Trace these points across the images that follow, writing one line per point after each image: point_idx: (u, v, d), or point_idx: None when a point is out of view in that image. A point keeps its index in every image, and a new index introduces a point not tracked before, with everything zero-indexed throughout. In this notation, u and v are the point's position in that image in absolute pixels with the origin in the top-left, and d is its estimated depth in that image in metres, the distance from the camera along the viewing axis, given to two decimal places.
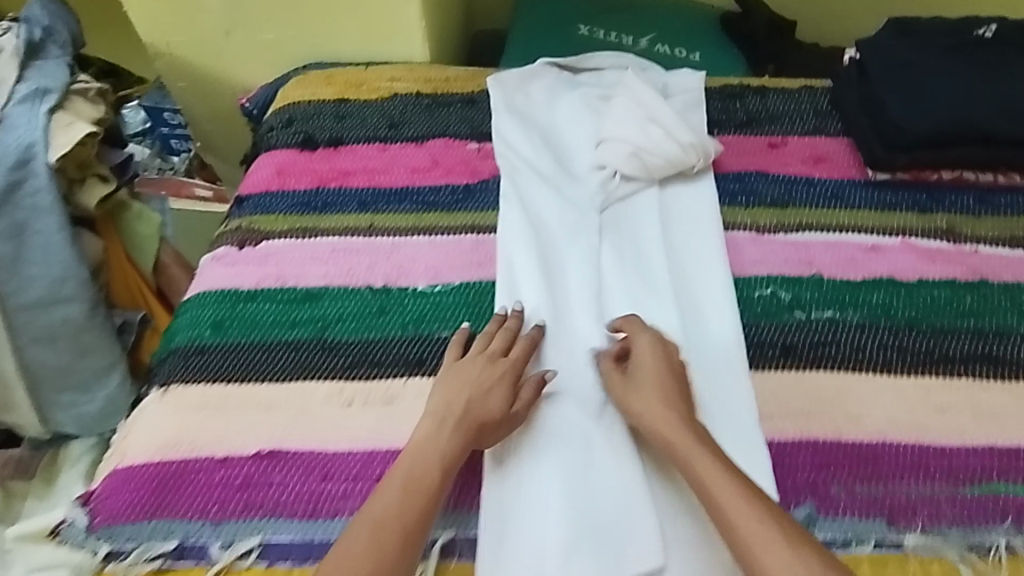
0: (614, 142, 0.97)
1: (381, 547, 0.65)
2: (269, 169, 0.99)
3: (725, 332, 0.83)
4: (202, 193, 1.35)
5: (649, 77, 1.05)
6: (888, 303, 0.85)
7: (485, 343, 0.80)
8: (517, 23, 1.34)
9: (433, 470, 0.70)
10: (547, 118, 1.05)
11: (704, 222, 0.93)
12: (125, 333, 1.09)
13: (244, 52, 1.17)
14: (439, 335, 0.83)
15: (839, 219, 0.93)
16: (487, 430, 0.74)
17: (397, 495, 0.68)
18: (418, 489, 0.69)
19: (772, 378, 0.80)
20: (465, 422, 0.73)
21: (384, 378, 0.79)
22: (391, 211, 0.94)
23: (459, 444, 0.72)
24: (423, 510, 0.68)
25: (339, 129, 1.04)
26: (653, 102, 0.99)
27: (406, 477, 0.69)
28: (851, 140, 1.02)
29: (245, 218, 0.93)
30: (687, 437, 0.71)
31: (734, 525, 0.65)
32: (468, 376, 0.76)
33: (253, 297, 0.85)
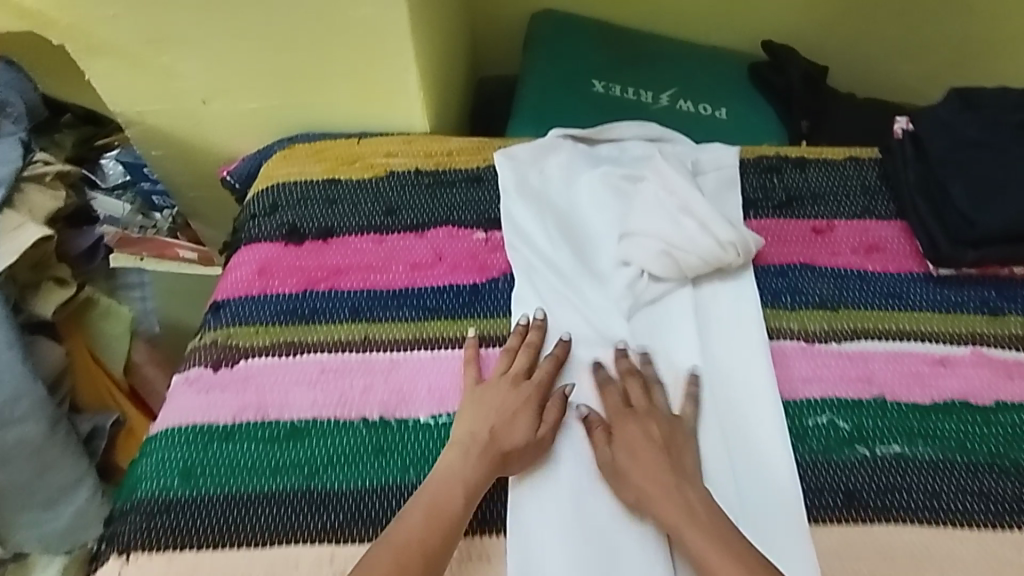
0: (640, 238, 0.86)
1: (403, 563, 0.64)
2: (250, 266, 0.88)
3: (775, 458, 0.73)
4: (188, 254, 1.17)
5: (676, 156, 0.94)
6: (963, 433, 0.74)
7: (507, 364, 0.78)
8: (526, 75, 1.21)
9: (455, 497, 0.68)
10: (564, 204, 0.93)
11: (742, 323, 0.82)
12: (93, 440, 0.97)
13: (224, 122, 1.04)
14: (405, 483, 0.72)
15: (898, 323, 0.82)
16: (515, 455, 0.72)
17: (419, 519, 0.67)
18: (443, 519, 0.67)
19: (838, 534, 0.69)
20: (491, 449, 0.71)
21: (344, 542, 0.68)
22: (387, 320, 0.83)
23: (485, 473, 0.70)
24: (444, 540, 0.66)
25: (329, 217, 0.92)
26: (684, 190, 0.88)
27: (429, 504, 0.68)
28: (907, 224, 0.90)
29: (222, 330, 0.82)
30: (703, 539, 0.65)
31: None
32: (492, 402, 0.75)
33: (230, 436, 0.74)
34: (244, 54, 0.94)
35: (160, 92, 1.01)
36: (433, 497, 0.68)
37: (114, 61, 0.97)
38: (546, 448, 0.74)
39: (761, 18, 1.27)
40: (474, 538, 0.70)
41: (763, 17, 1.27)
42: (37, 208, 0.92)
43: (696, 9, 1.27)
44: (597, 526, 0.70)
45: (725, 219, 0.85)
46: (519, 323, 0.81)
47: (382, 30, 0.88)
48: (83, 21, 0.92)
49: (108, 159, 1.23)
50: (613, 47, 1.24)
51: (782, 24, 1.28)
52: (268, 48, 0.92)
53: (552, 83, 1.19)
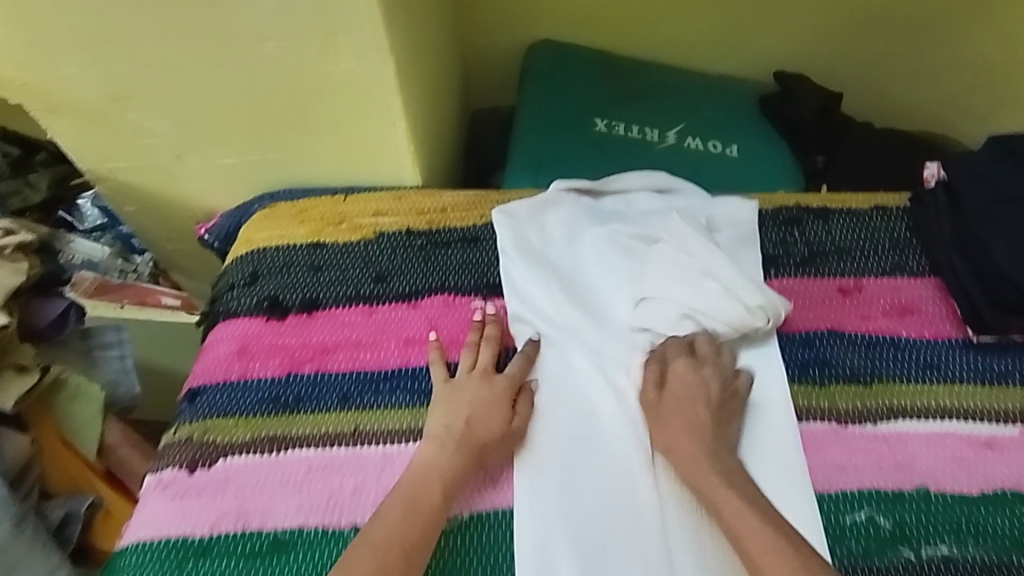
0: (657, 305, 0.79)
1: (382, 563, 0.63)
2: (229, 346, 0.81)
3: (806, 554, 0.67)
4: (169, 301, 1.15)
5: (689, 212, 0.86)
6: (1018, 529, 0.68)
7: (474, 359, 0.78)
8: (523, 112, 1.13)
9: (433, 488, 0.68)
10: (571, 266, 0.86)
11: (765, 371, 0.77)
12: (67, 527, 0.89)
13: (201, 178, 0.97)
14: None
15: (937, 399, 0.75)
16: (490, 446, 0.72)
17: (398, 513, 0.66)
18: (423, 510, 0.67)
19: None
20: (467, 441, 0.71)
21: None
22: (379, 408, 0.76)
23: (460, 463, 0.70)
24: (427, 530, 0.66)
25: (315, 287, 0.85)
26: (705, 253, 0.80)
27: (407, 497, 0.67)
28: (941, 282, 0.83)
29: (199, 423, 0.75)
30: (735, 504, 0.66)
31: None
32: (463, 396, 0.74)
33: (206, 551, 0.67)
34: (217, 112, 0.86)
35: (130, 150, 0.93)
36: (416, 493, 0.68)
37: (77, 119, 0.90)
38: (517, 441, 0.74)
39: (770, 46, 1.19)
40: None
41: (773, 46, 1.19)
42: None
43: (701, 37, 1.19)
44: None
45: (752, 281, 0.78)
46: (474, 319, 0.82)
47: (366, 86, 0.81)
48: (41, 78, 0.85)
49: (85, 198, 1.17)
50: (613, 79, 1.16)
51: (793, 53, 1.20)
52: (242, 105, 0.85)
53: (551, 119, 1.12)
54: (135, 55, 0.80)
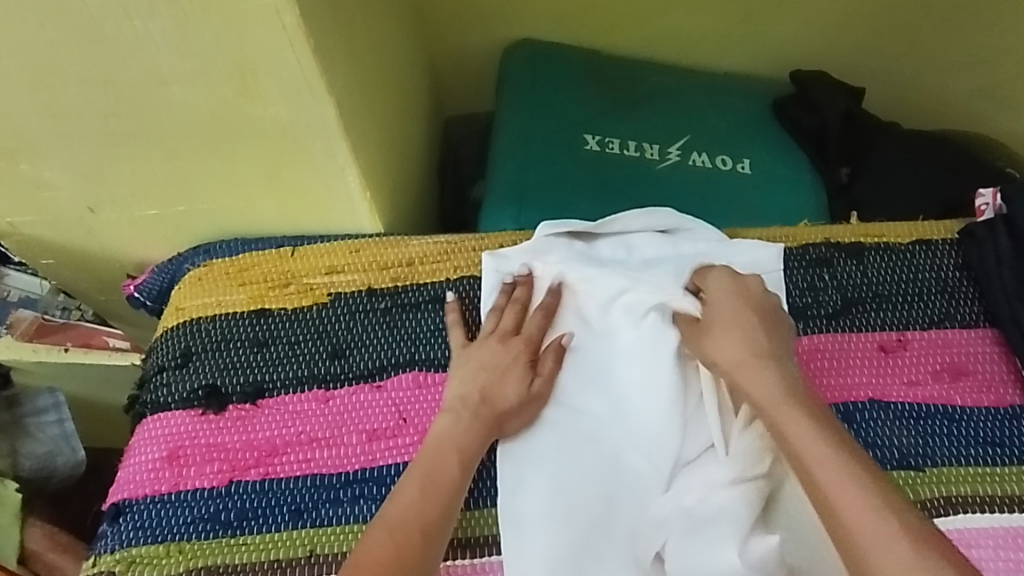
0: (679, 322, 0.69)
1: (401, 546, 0.55)
2: (156, 450, 0.67)
3: None
4: (117, 343, 1.02)
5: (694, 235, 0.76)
6: None
7: (495, 322, 0.71)
8: (501, 124, 0.98)
9: (449, 464, 0.62)
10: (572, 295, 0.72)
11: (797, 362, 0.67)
12: None
13: (124, 231, 0.82)
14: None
15: (1003, 485, 0.64)
16: (509, 416, 0.66)
17: (415, 489, 0.60)
18: (440, 486, 0.60)
19: None
20: (484, 412, 0.65)
21: None
22: (339, 525, 0.63)
23: (482, 434, 0.64)
24: (443, 506, 0.59)
25: (259, 369, 0.71)
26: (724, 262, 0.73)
27: (423, 473, 0.60)
28: (998, 333, 0.72)
29: (120, 555, 0.63)
30: (803, 423, 0.57)
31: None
32: (480, 360, 0.68)
33: None
34: (128, 162, 0.71)
35: (32, 204, 0.78)
36: (430, 469, 0.61)
37: None
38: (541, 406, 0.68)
39: (784, 38, 1.04)
40: None
41: (787, 39, 1.04)
42: None
43: (706, 30, 1.03)
44: None
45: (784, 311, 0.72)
46: (502, 283, 0.74)
47: (304, 129, 0.66)
48: None
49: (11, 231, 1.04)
50: (604, 85, 1.01)
51: (808, 45, 1.04)
52: (156, 154, 0.70)
53: (535, 131, 0.96)
54: (13, 103, 0.65)
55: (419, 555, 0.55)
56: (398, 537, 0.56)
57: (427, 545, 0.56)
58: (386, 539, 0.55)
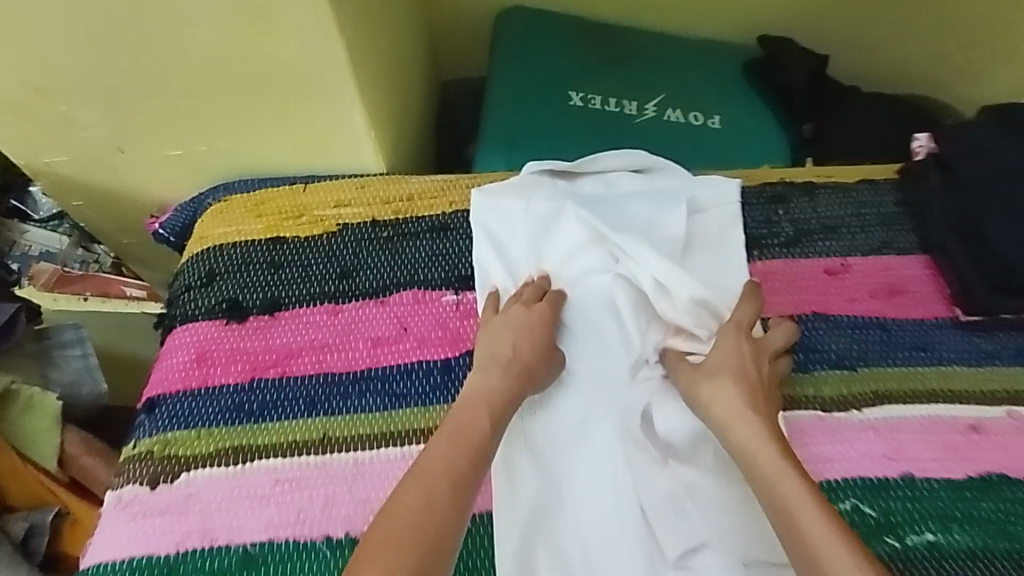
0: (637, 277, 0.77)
1: (430, 501, 0.58)
2: (185, 354, 0.76)
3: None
4: (133, 293, 1.13)
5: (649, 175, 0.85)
6: (1004, 515, 0.66)
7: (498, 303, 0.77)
8: (496, 82, 1.07)
9: (476, 419, 0.66)
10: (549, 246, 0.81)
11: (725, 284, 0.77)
12: (32, 540, 0.87)
13: (150, 170, 0.91)
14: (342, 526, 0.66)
15: (927, 383, 0.73)
16: (538, 370, 0.71)
17: (444, 443, 0.63)
18: (471, 440, 0.63)
19: None
20: (513, 368, 0.70)
21: None
22: (348, 414, 0.72)
23: (510, 390, 0.69)
24: (474, 463, 0.62)
25: (276, 286, 0.80)
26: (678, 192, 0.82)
27: (454, 429, 0.64)
28: (933, 260, 0.80)
29: (156, 439, 0.71)
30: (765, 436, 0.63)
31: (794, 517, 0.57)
32: (510, 322, 0.74)
33: (173, 571, 0.64)
34: (156, 100, 0.79)
35: (67, 142, 0.86)
36: (459, 429, 0.64)
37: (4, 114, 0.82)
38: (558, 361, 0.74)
39: (755, 6, 1.13)
40: None
41: (758, 5, 1.12)
42: None
43: None
44: None
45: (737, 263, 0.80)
46: (488, 210, 0.82)
47: (316, 68, 0.74)
48: None
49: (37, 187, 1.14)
50: (589, 49, 1.10)
51: (777, 11, 1.13)
52: (182, 92, 0.78)
53: (526, 90, 1.06)
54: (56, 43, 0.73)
55: (451, 508, 0.58)
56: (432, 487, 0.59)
57: (456, 496, 0.59)
58: (421, 495, 0.58)
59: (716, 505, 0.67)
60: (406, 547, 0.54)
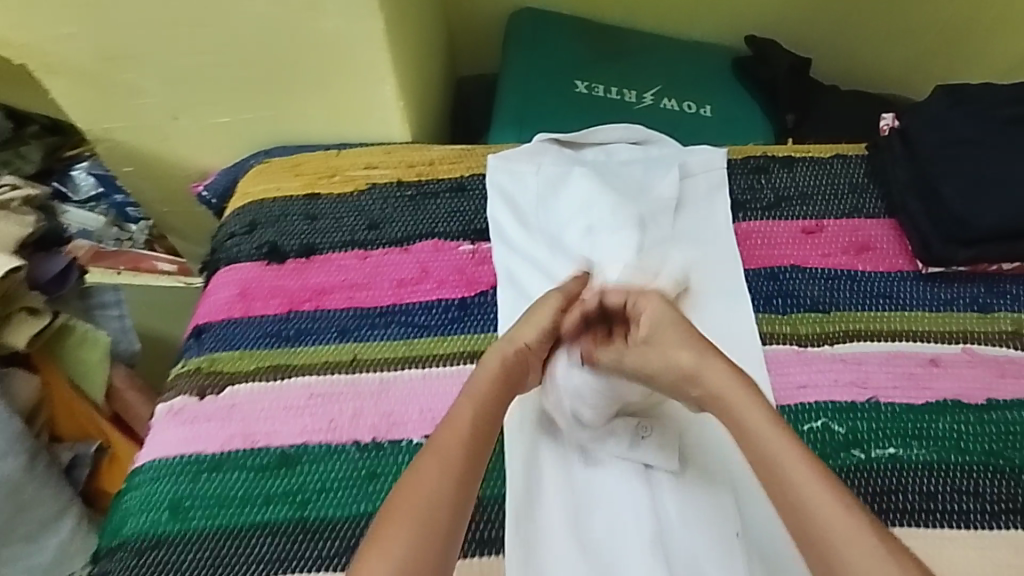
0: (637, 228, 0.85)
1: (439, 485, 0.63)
2: (230, 290, 0.85)
3: None
4: (163, 267, 1.17)
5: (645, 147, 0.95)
6: (958, 433, 0.74)
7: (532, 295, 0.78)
8: (507, 74, 1.18)
9: (462, 413, 0.67)
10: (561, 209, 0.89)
11: (707, 262, 0.86)
12: (75, 469, 0.96)
13: (197, 138, 1.00)
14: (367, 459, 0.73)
15: (890, 323, 0.82)
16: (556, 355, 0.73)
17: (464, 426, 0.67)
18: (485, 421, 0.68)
19: (917, 531, 0.68)
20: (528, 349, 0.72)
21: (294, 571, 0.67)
22: (374, 341, 0.81)
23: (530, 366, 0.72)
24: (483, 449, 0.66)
25: (311, 234, 0.89)
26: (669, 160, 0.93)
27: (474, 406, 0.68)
28: (897, 222, 0.89)
29: (204, 358, 0.80)
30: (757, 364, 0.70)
31: (764, 446, 0.63)
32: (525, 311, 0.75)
33: (219, 467, 0.72)
34: (211, 69, 0.90)
35: (125, 108, 0.96)
36: (453, 428, 0.66)
37: (73, 81, 0.92)
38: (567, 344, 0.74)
39: (743, 11, 1.25)
40: (472, 561, 0.67)
41: (746, 10, 1.24)
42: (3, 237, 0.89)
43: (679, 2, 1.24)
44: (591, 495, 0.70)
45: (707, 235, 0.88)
46: (503, 169, 0.93)
47: (357, 40, 0.86)
48: (39, 38, 0.87)
49: (77, 170, 1.20)
50: (593, 45, 1.21)
51: (764, 16, 1.25)
52: (235, 61, 0.88)
53: (534, 81, 1.17)
54: (131, 13, 0.83)
55: (456, 493, 0.63)
56: (439, 490, 0.62)
57: (464, 481, 0.64)
58: (433, 498, 0.62)
59: (719, 452, 0.71)
60: (421, 556, 0.59)
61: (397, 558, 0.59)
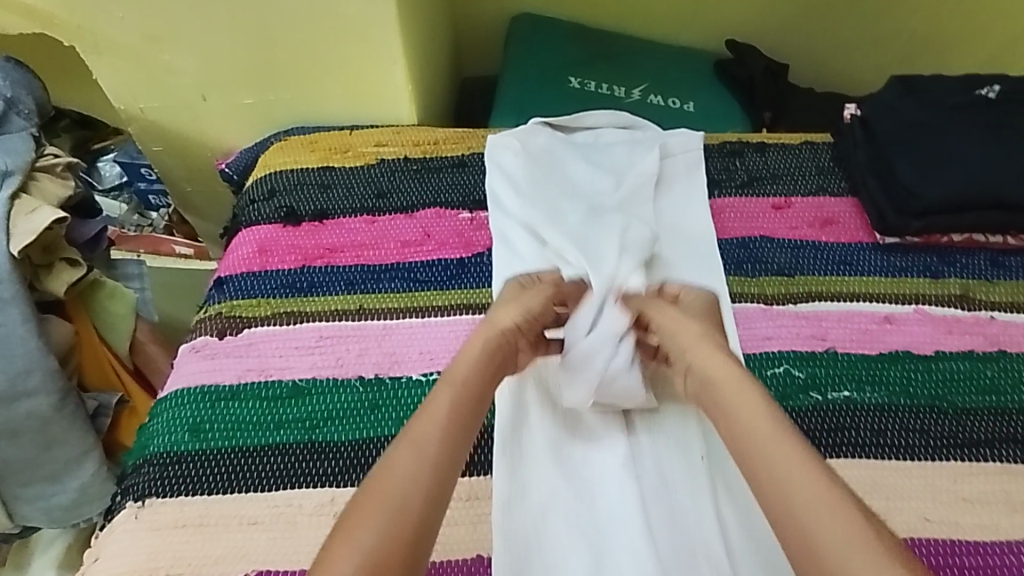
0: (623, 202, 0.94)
1: (416, 467, 0.64)
2: (250, 247, 0.94)
3: None
4: (180, 250, 1.26)
5: (635, 133, 1.04)
6: (907, 380, 0.82)
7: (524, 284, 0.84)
8: (507, 71, 1.29)
9: (440, 401, 0.70)
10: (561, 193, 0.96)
11: (685, 234, 0.94)
12: (98, 417, 1.05)
13: (223, 118, 1.10)
14: (367, 395, 0.81)
15: (850, 286, 0.90)
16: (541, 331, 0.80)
17: (444, 407, 0.69)
18: (466, 399, 0.71)
19: (866, 465, 0.76)
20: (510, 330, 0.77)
21: (303, 487, 0.74)
22: (380, 293, 0.89)
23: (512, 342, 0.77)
24: (461, 437, 0.68)
25: (324, 201, 0.98)
26: (649, 143, 1.02)
27: (455, 385, 0.71)
28: (858, 201, 0.98)
29: (225, 304, 0.88)
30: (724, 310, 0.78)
31: (735, 392, 0.70)
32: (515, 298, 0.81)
33: (237, 396, 0.80)
34: (241, 52, 1.00)
35: (160, 87, 1.06)
36: (431, 413, 0.69)
37: (116, 61, 1.03)
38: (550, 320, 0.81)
39: (727, 19, 1.35)
40: (462, 479, 0.74)
41: (729, 17, 1.35)
42: (47, 195, 0.99)
43: (667, 10, 1.34)
44: (574, 432, 0.76)
45: (686, 212, 0.96)
46: (500, 145, 1.01)
47: (373, 27, 0.96)
48: (89, 21, 0.98)
49: (104, 161, 1.31)
50: (587, 47, 1.32)
51: (746, 24, 1.36)
52: (262, 45, 0.99)
53: (532, 78, 1.27)
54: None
55: (431, 479, 0.64)
56: (415, 473, 0.64)
57: (440, 468, 0.65)
58: (408, 485, 0.63)
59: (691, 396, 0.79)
60: (393, 541, 0.60)
61: (367, 541, 0.59)
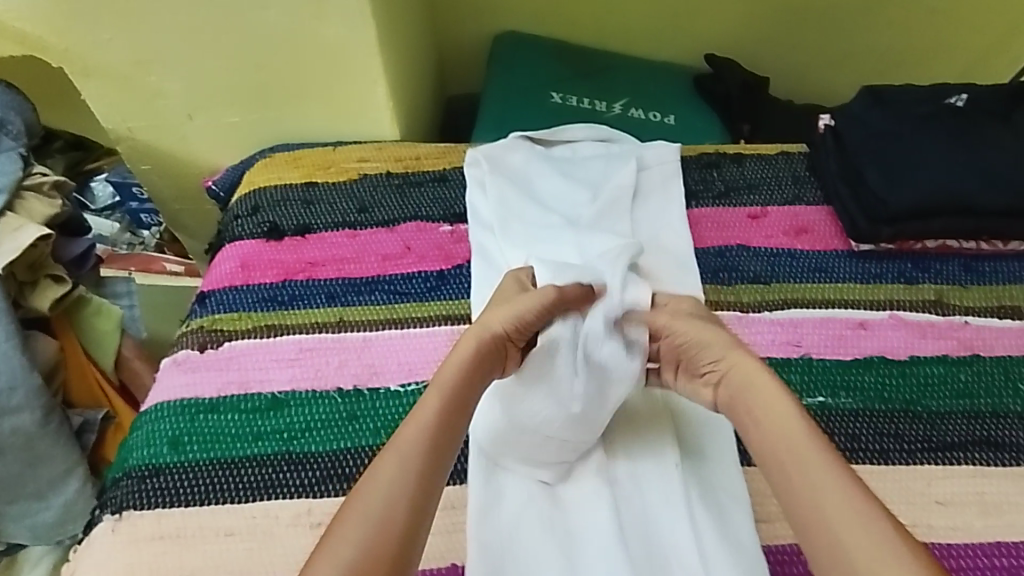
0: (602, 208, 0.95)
1: (401, 475, 0.65)
2: (233, 262, 0.95)
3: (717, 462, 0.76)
4: (172, 267, 1.28)
5: (615, 146, 1.05)
6: (882, 385, 0.82)
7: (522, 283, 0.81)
8: (490, 89, 1.31)
9: (427, 407, 0.69)
10: (540, 191, 0.99)
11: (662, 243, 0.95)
12: (85, 433, 1.06)
13: (208, 138, 1.12)
14: (344, 406, 0.81)
15: (826, 293, 0.91)
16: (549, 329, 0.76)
17: (430, 413, 0.69)
18: (456, 405, 0.70)
19: None
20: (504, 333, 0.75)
21: (279, 497, 0.75)
22: (360, 305, 0.90)
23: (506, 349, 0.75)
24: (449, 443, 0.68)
25: (307, 216, 1.00)
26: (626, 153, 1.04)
27: (443, 391, 0.71)
28: (832, 209, 0.99)
29: (207, 318, 0.89)
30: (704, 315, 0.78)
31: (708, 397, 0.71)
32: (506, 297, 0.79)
33: (216, 409, 0.81)
34: (225, 73, 1.02)
35: (147, 109, 1.08)
36: (417, 419, 0.69)
37: (104, 84, 1.05)
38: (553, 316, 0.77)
39: (706, 35, 1.38)
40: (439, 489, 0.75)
41: (708, 33, 1.37)
42: (34, 214, 1.01)
43: (647, 27, 1.37)
44: None
45: (665, 222, 0.97)
46: (478, 159, 1.03)
47: (354, 47, 0.99)
48: (78, 46, 1.00)
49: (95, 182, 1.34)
50: (569, 64, 1.34)
51: (725, 39, 1.38)
52: (245, 66, 1.01)
53: (514, 95, 1.30)
54: (159, 23, 0.96)
55: (416, 486, 0.64)
56: (397, 485, 0.64)
57: (427, 478, 0.65)
58: (389, 496, 0.63)
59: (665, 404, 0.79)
60: (376, 552, 0.60)
61: (348, 555, 0.59)
